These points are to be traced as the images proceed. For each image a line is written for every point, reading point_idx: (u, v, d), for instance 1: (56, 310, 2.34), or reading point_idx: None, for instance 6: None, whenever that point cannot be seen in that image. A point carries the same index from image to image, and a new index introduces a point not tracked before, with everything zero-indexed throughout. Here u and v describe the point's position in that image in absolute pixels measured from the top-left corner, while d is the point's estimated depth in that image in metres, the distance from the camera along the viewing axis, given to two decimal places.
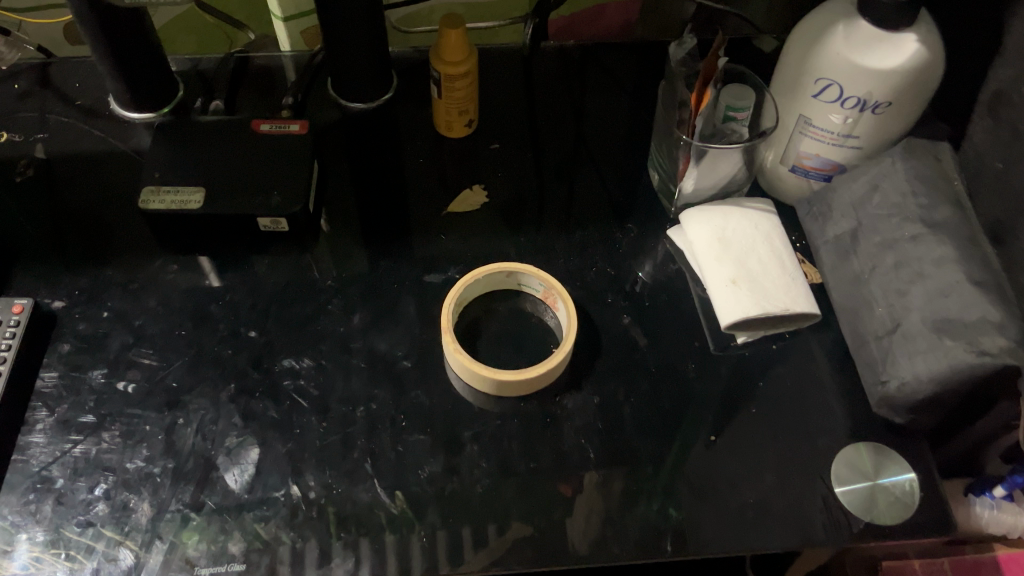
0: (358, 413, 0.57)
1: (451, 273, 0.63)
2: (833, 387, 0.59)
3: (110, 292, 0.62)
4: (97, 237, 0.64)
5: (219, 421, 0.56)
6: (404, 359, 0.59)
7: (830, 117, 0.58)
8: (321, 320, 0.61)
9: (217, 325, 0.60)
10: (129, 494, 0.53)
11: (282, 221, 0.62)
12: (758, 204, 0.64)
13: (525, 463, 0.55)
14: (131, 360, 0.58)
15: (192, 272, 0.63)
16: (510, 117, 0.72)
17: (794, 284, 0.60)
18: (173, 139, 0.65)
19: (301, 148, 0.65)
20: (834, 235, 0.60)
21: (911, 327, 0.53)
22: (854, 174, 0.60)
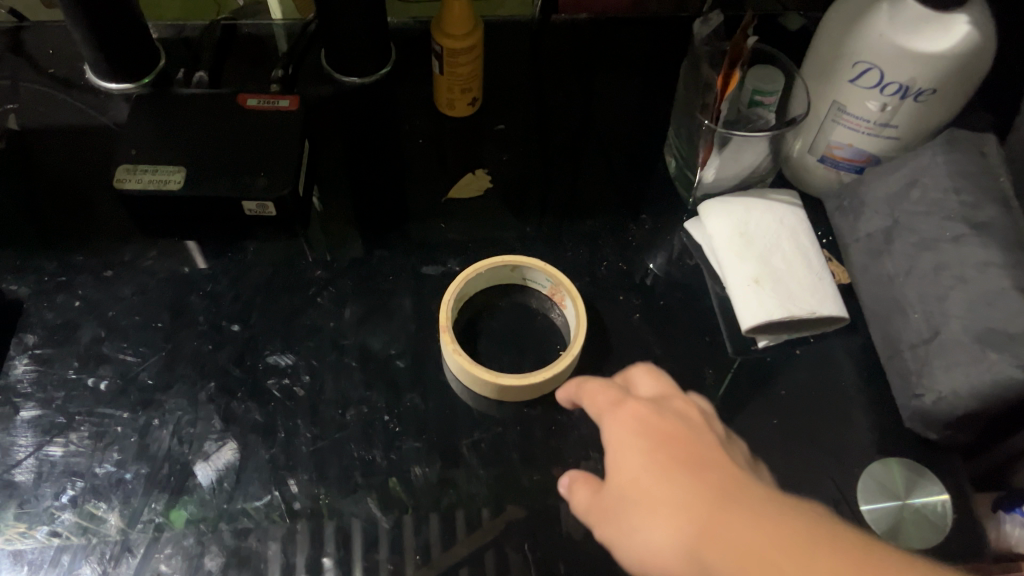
0: (348, 416, 0.52)
1: (450, 265, 0.59)
2: (860, 397, 0.55)
3: (83, 280, 0.57)
4: (69, 219, 0.60)
5: (197, 423, 0.52)
6: (398, 358, 0.55)
7: (867, 104, 0.53)
8: (310, 314, 0.56)
9: (196, 317, 0.56)
10: (98, 502, 0.49)
11: (268, 205, 0.58)
12: (783, 197, 0.60)
13: (528, 474, 0.51)
14: (102, 354, 0.54)
15: (171, 259, 0.59)
16: (516, 97, 0.67)
17: (821, 285, 0.56)
18: (152, 112, 0.60)
19: (291, 125, 0.60)
20: (866, 233, 0.56)
21: (950, 336, 0.49)
22: (889, 167, 0.55)
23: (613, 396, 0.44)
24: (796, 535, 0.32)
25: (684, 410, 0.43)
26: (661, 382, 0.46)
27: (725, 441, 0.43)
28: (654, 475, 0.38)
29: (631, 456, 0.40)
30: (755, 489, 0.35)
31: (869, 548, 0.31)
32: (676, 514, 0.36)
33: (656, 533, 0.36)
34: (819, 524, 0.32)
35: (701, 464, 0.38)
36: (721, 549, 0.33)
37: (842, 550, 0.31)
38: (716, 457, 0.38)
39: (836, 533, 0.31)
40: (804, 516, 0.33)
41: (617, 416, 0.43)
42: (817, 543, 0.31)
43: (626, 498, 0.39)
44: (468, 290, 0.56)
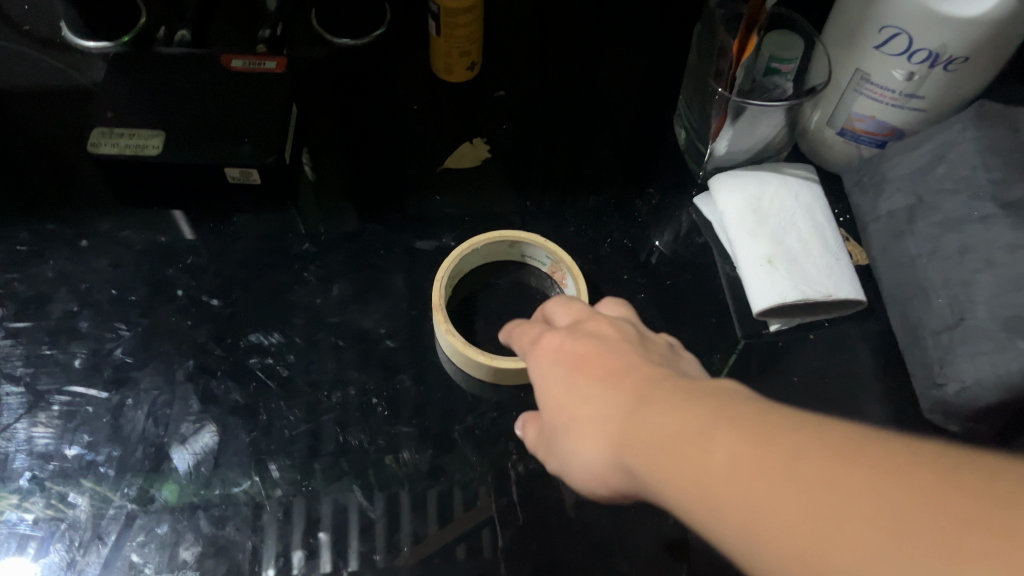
0: (334, 399, 0.49)
1: (445, 240, 0.56)
2: (877, 386, 0.51)
3: (56, 251, 0.54)
4: (43, 185, 0.56)
5: (174, 404, 0.49)
6: (388, 338, 0.52)
7: (892, 73, 0.49)
8: (296, 290, 0.53)
9: (175, 292, 0.53)
10: (67, 486, 0.46)
11: (253, 172, 0.54)
12: (800, 171, 0.56)
13: (524, 463, 0.48)
14: (75, 329, 0.51)
15: (150, 230, 0.55)
16: (517, 62, 0.64)
17: (838, 266, 0.52)
18: (130, 73, 0.57)
19: (277, 88, 0.56)
20: (886, 211, 0.52)
21: (975, 323, 0.46)
22: (913, 141, 0.52)
23: (534, 334, 0.41)
24: (703, 420, 0.29)
25: (602, 327, 0.39)
26: (580, 307, 0.42)
27: (652, 348, 0.38)
28: (576, 398, 0.35)
29: (554, 386, 0.37)
30: (669, 384, 0.32)
31: (778, 420, 0.27)
32: (597, 431, 0.33)
33: (587, 456, 0.34)
34: (730, 405, 0.29)
35: (617, 375, 0.35)
36: (639, 452, 0.30)
37: (747, 424, 0.27)
38: (634, 363, 0.35)
39: (743, 410, 0.28)
40: (716, 400, 0.30)
41: (537, 349, 0.39)
42: (724, 421, 0.28)
43: (556, 427, 0.36)
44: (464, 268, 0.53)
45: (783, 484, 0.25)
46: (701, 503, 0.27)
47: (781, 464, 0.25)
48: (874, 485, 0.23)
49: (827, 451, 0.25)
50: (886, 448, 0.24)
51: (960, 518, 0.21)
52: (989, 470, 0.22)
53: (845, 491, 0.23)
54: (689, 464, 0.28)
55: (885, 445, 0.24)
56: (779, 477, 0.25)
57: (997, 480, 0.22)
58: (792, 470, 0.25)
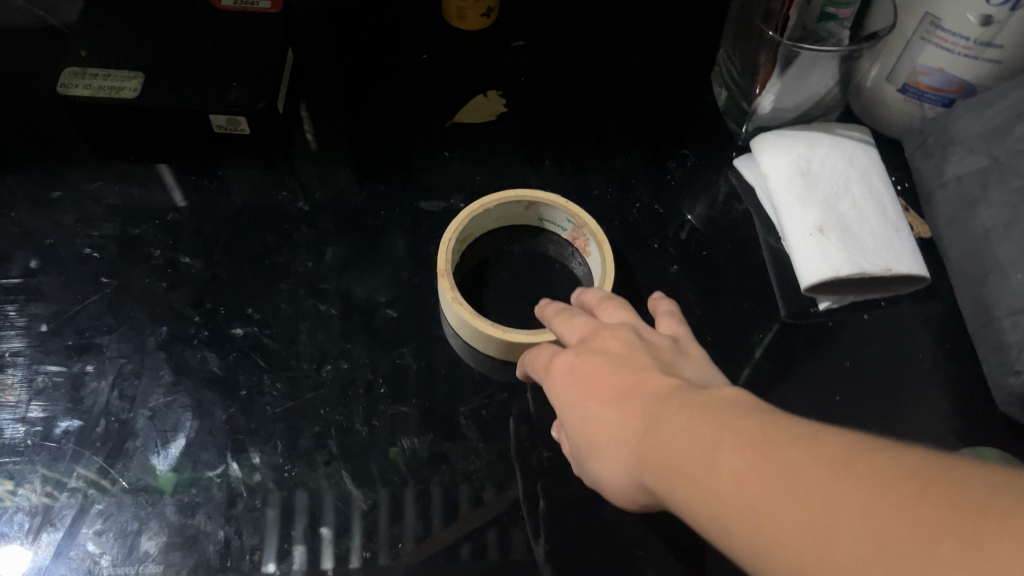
0: (324, 373, 0.44)
1: (453, 202, 0.50)
2: (943, 373, 0.45)
3: (22, 203, 0.49)
4: (10, 134, 0.51)
5: (142, 374, 0.43)
6: (388, 307, 0.46)
7: (967, 17, 0.43)
8: (285, 253, 0.48)
9: (150, 251, 0.47)
10: (17, 464, 0.41)
11: (241, 121, 0.49)
12: (853, 132, 0.50)
13: (537, 452, 0.42)
14: (37, 290, 0.45)
15: (126, 184, 0.50)
16: (538, 11, 0.58)
17: (898, 237, 0.46)
18: (109, 8, 0.51)
19: (272, 28, 0.51)
20: (955, 175, 0.46)
21: None
22: (987, 98, 0.46)
23: (541, 352, 0.37)
24: (702, 434, 0.25)
25: (610, 341, 0.34)
26: (583, 320, 0.37)
27: (658, 352, 0.33)
28: (586, 417, 0.31)
29: (566, 404, 0.33)
30: (671, 394, 0.29)
31: (783, 429, 0.24)
32: (609, 451, 0.30)
33: (604, 475, 0.30)
34: (729, 416, 0.26)
35: (622, 390, 0.31)
36: (644, 471, 0.27)
37: (750, 438, 0.24)
38: (638, 375, 0.31)
39: (751, 421, 0.25)
40: (716, 410, 0.27)
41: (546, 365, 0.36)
42: (727, 432, 0.25)
43: (574, 445, 0.33)
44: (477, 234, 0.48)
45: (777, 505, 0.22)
46: (710, 529, 0.24)
47: (779, 480, 0.22)
48: (859, 501, 0.20)
49: (827, 467, 0.21)
50: (876, 458, 0.21)
51: (941, 531, 0.18)
52: (974, 479, 0.19)
53: (839, 508, 0.20)
54: (691, 487, 0.25)
55: (878, 457, 0.21)
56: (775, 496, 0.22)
57: (985, 491, 0.19)
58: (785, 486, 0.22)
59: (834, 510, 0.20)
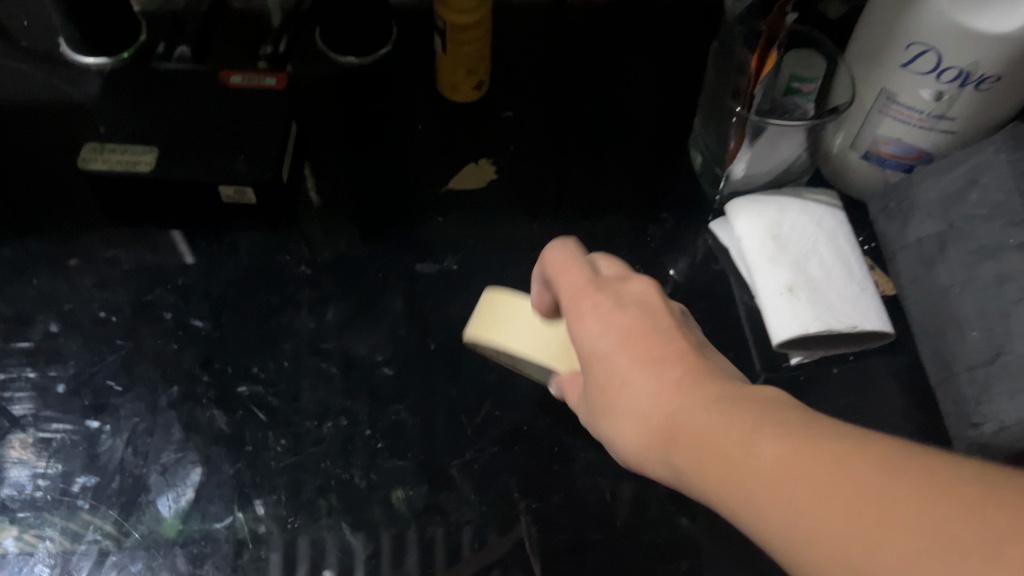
0: (325, 429, 0.46)
1: (447, 264, 0.53)
2: (907, 424, 0.48)
3: (42, 269, 0.52)
4: (33, 202, 0.55)
5: (154, 432, 0.46)
6: (385, 365, 0.49)
7: (920, 92, 0.47)
8: (288, 315, 0.51)
9: (162, 314, 0.50)
10: (37, 518, 0.43)
11: (247, 191, 0.52)
12: (821, 197, 0.54)
13: (526, 503, 0.44)
14: (56, 352, 0.49)
15: (138, 249, 0.53)
16: (527, 82, 0.61)
17: (862, 296, 0.49)
18: (126, 88, 0.55)
19: (277, 104, 0.54)
20: (916, 238, 0.49)
21: (1015, 358, 0.43)
22: (943, 166, 0.49)
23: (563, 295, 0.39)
24: (744, 420, 0.29)
25: (638, 295, 0.37)
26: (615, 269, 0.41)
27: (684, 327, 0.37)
28: (610, 371, 0.34)
29: (590, 350, 0.36)
30: (708, 376, 0.32)
31: (826, 425, 0.27)
32: (637, 422, 0.33)
33: (624, 438, 0.34)
34: (775, 408, 0.29)
35: (655, 354, 0.34)
36: (677, 447, 0.30)
37: (796, 429, 0.27)
38: (670, 343, 0.34)
39: (786, 413, 0.28)
40: (758, 400, 0.30)
41: (566, 313, 0.38)
42: (772, 420, 0.28)
43: (592, 403, 0.36)
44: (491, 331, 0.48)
45: (814, 487, 0.25)
46: (745, 497, 0.27)
47: (827, 469, 0.25)
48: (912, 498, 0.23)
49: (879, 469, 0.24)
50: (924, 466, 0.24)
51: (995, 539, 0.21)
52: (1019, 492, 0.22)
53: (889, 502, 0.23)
54: (729, 462, 0.28)
55: (925, 463, 0.24)
56: (810, 488, 0.25)
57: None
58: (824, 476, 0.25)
59: (887, 509, 0.23)
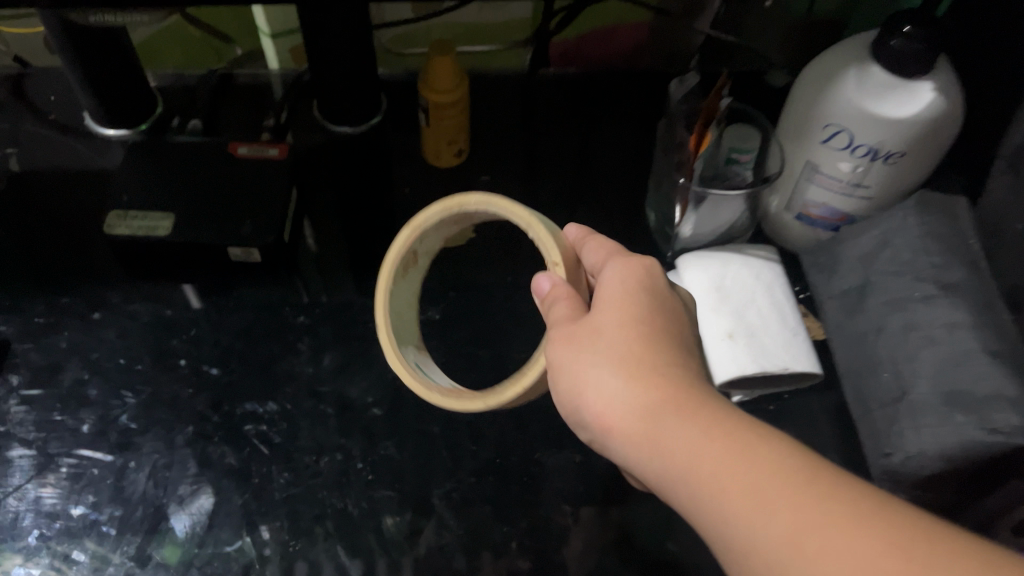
0: (322, 463, 0.53)
1: (430, 313, 0.60)
2: (835, 455, 0.54)
3: (71, 322, 0.59)
4: (61, 261, 0.61)
5: (173, 467, 0.52)
6: (374, 406, 0.56)
7: (839, 165, 0.54)
8: (290, 361, 0.57)
9: (178, 362, 0.57)
10: (70, 543, 0.49)
11: (253, 251, 0.59)
12: (760, 252, 0.61)
13: (498, 528, 0.51)
14: (85, 397, 0.55)
15: (156, 303, 0.60)
16: (503, 148, 0.69)
17: (794, 340, 0.56)
18: (146, 160, 0.62)
19: (280, 173, 0.62)
20: (840, 290, 0.57)
21: (919, 397, 0.49)
22: (862, 227, 0.57)
23: (619, 264, 0.41)
24: (762, 431, 0.32)
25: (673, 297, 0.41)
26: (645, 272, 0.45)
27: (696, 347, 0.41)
28: (632, 337, 0.37)
29: (617, 308, 0.39)
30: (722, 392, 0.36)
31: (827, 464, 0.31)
32: (645, 388, 0.35)
33: (625, 385, 0.36)
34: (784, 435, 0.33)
35: (682, 350, 0.37)
36: (687, 425, 0.33)
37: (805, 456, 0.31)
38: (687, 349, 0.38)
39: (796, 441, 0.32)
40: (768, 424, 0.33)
41: (618, 280, 0.40)
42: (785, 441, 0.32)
43: (596, 342, 0.38)
44: (431, 241, 0.51)
45: (827, 501, 0.29)
46: (744, 498, 0.30)
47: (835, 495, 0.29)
48: (912, 537, 0.27)
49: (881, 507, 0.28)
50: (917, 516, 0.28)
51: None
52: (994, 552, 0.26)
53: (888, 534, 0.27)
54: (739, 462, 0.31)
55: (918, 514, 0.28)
56: (840, 504, 0.28)
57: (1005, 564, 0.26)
58: (856, 504, 0.28)
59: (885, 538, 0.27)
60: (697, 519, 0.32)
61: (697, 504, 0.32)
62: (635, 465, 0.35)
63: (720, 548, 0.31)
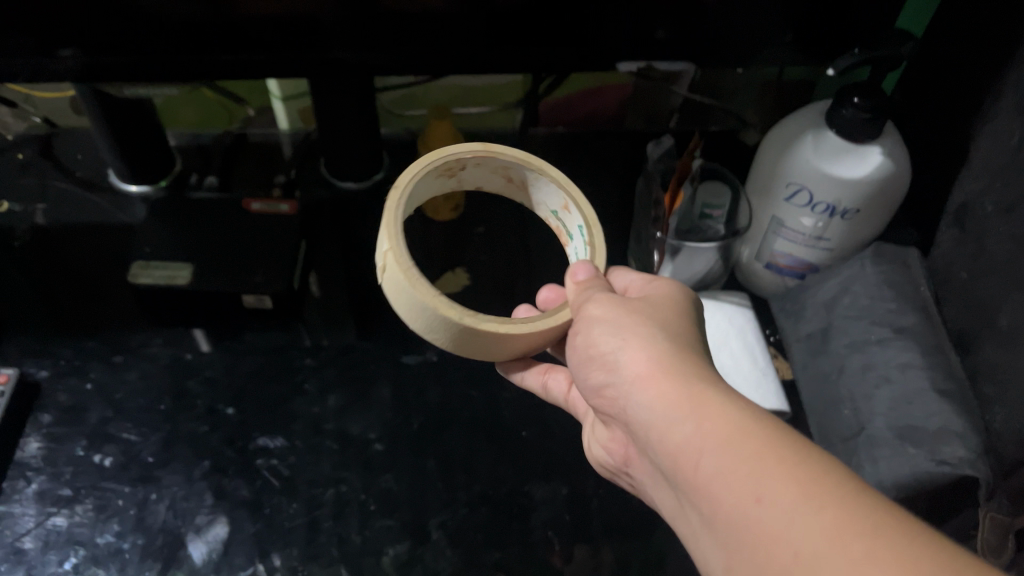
0: (327, 495, 0.57)
1: (428, 355, 0.65)
2: None
3: (95, 364, 0.63)
4: (86, 308, 0.66)
5: (190, 498, 0.57)
6: (376, 441, 0.60)
7: (802, 220, 0.60)
8: (298, 401, 0.62)
9: (195, 401, 0.61)
10: (95, 570, 0.53)
11: (265, 298, 0.64)
12: (733, 298, 0.66)
13: (490, 553, 0.55)
14: (109, 434, 0.60)
15: (175, 346, 0.65)
16: (496, 206, 0.75)
17: (763, 379, 0.61)
18: (167, 215, 0.68)
19: (291, 227, 0.67)
20: (807, 333, 0.62)
21: (876, 431, 0.54)
22: (825, 275, 0.62)
23: (672, 283, 0.44)
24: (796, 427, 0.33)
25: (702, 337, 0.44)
26: None
27: None
28: (679, 329, 0.39)
29: (664, 306, 0.41)
30: None
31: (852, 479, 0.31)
32: (689, 359, 0.36)
33: (668, 349, 0.37)
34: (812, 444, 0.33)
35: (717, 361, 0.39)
36: (729, 392, 0.34)
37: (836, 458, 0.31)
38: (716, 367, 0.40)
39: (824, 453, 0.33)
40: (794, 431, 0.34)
41: (666, 291, 0.43)
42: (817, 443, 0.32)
43: (644, 318, 0.39)
44: (468, 176, 0.52)
45: (862, 485, 0.28)
46: (780, 456, 0.30)
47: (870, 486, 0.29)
48: (946, 538, 0.26)
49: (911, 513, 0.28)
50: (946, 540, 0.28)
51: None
52: None
53: (923, 527, 0.27)
54: (779, 431, 0.31)
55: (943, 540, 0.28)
56: (870, 491, 0.28)
57: None
58: (887, 498, 0.28)
59: (923, 529, 0.26)
60: (711, 493, 0.31)
61: (726, 471, 0.30)
62: (657, 430, 0.34)
63: (732, 528, 0.30)
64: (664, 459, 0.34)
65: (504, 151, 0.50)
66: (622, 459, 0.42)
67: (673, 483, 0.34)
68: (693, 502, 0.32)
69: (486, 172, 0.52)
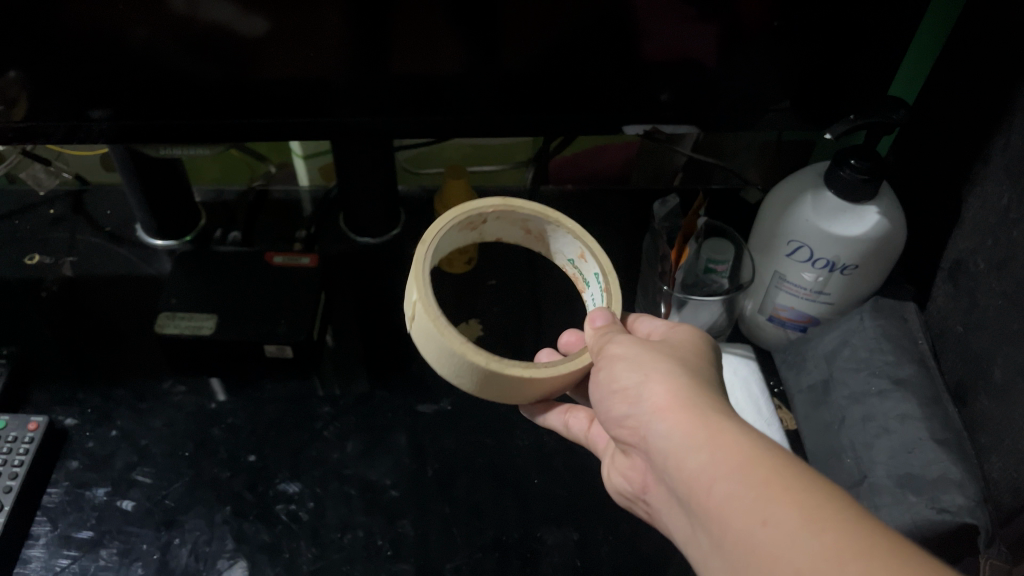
0: (346, 539, 0.59)
1: (442, 404, 0.67)
2: None
3: (121, 411, 0.66)
4: (113, 357, 0.69)
5: (212, 543, 0.58)
6: (392, 488, 0.62)
7: (803, 275, 0.62)
8: (317, 447, 0.64)
9: (217, 448, 0.63)
10: None
11: (287, 348, 0.66)
12: (738, 350, 0.69)
13: None
14: (132, 479, 0.61)
15: (199, 394, 0.67)
16: (507, 259, 0.78)
17: (768, 428, 0.63)
18: (193, 268, 0.71)
19: (312, 280, 0.70)
20: (808, 384, 0.64)
21: (877, 480, 0.55)
22: (827, 328, 0.64)
23: (686, 328, 0.46)
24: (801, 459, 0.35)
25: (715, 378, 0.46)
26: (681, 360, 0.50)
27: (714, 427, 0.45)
28: (696, 368, 0.41)
29: (681, 349, 0.43)
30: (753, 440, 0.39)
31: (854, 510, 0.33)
32: (703, 394, 0.38)
33: (684, 384, 0.39)
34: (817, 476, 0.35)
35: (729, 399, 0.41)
36: (740, 425, 0.36)
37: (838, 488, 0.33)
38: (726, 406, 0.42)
39: None
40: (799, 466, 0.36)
41: (682, 335, 0.45)
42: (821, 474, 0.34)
43: (661, 357, 0.42)
44: (488, 229, 0.56)
45: (861, 512, 0.30)
46: (784, 481, 0.32)
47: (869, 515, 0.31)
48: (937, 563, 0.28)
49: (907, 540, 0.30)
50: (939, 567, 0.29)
51: None
52: None
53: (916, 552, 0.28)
54: (785, 460, 0.33)
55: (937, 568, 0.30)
56: (869, 517, 0.30)
57: None
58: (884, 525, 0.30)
59: (915, 553, 0.28)
60: (722, 518, 0.33)
61: (735, 497, 0.32)
62: (673, 458, 0.36)
63: (739, 550, 0.32)
64: (679, 487, 0.36)
65: (523, 207, 0.53)
66: (640, 489, 0.44)
67: (687, 512, 0.36)
68: (705, 527, 0.34)
69: (507, 224, 0.55)
